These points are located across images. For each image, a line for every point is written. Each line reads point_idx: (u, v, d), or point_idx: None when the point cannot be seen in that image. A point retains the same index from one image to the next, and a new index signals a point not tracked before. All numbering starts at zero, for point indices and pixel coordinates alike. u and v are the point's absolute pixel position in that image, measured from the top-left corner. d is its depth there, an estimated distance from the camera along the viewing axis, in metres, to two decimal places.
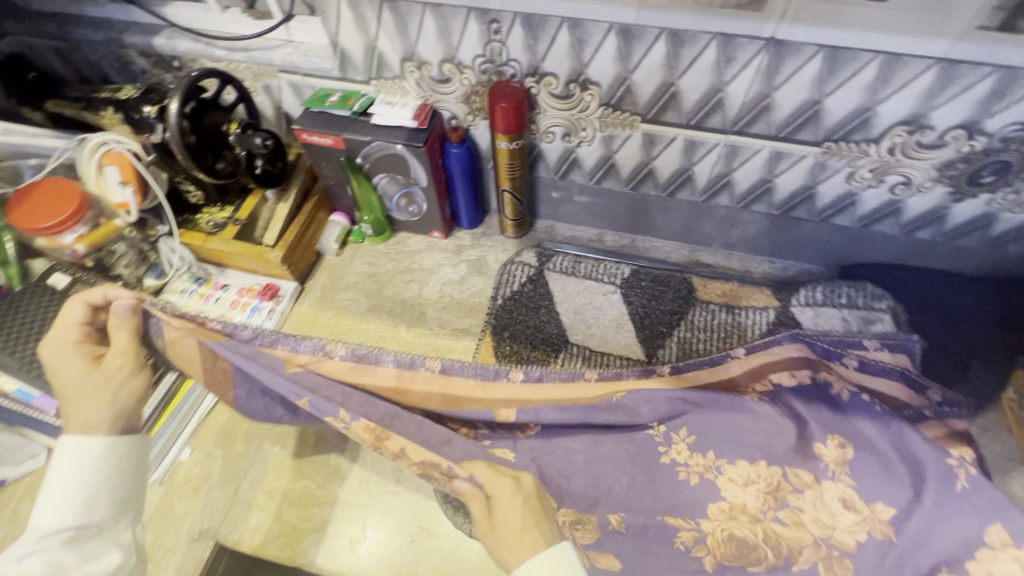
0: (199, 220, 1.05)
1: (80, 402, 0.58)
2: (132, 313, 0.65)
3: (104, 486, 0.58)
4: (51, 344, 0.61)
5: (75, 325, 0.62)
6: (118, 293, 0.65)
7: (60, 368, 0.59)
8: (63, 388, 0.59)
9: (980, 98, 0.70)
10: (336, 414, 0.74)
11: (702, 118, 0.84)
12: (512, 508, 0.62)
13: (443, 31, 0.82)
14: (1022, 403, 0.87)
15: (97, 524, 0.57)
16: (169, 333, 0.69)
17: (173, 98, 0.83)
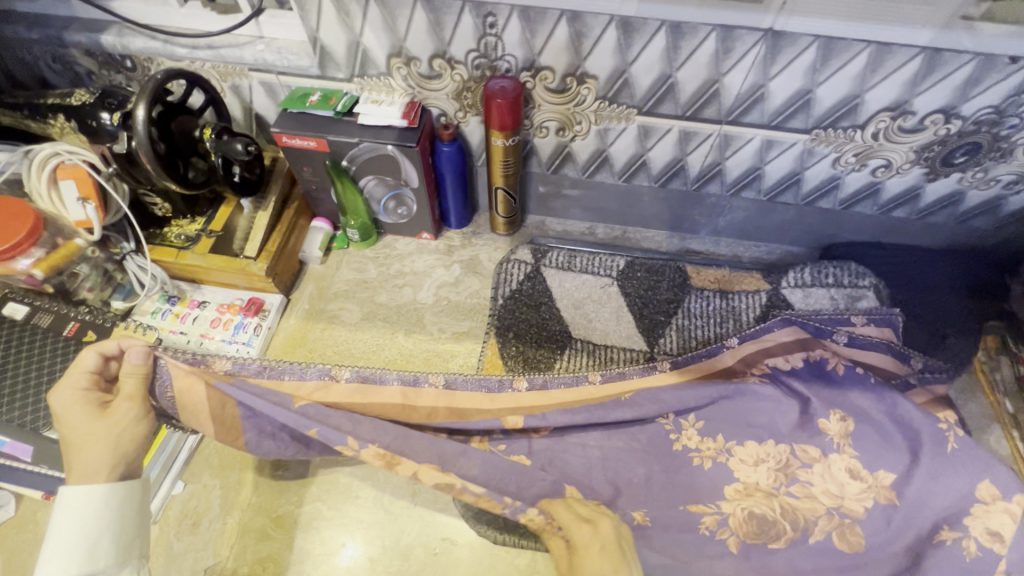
0: (168, 234, 0.97)
1: (83, 447, 0.59)
2: (144, 360, 0.69)
3: (108, 533, 0.58)
4: (61, 393, 0.63)
5: (86, 372, 0.65)
6: (131, 343, 0.69)
7: (67, 415, 0.62)
8: (67, 434, 0.61)
9: (959, 83, 0.74)
10: (344, 442, 0.74)
11: (697, 110, 0.85)
12: (590, 558, 0.65)
13: (434, 25, 0.79)
14: (991, 364, 0.94)
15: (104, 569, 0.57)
16: (176, 384, 0.71)
17: (140, 102, 0.75)
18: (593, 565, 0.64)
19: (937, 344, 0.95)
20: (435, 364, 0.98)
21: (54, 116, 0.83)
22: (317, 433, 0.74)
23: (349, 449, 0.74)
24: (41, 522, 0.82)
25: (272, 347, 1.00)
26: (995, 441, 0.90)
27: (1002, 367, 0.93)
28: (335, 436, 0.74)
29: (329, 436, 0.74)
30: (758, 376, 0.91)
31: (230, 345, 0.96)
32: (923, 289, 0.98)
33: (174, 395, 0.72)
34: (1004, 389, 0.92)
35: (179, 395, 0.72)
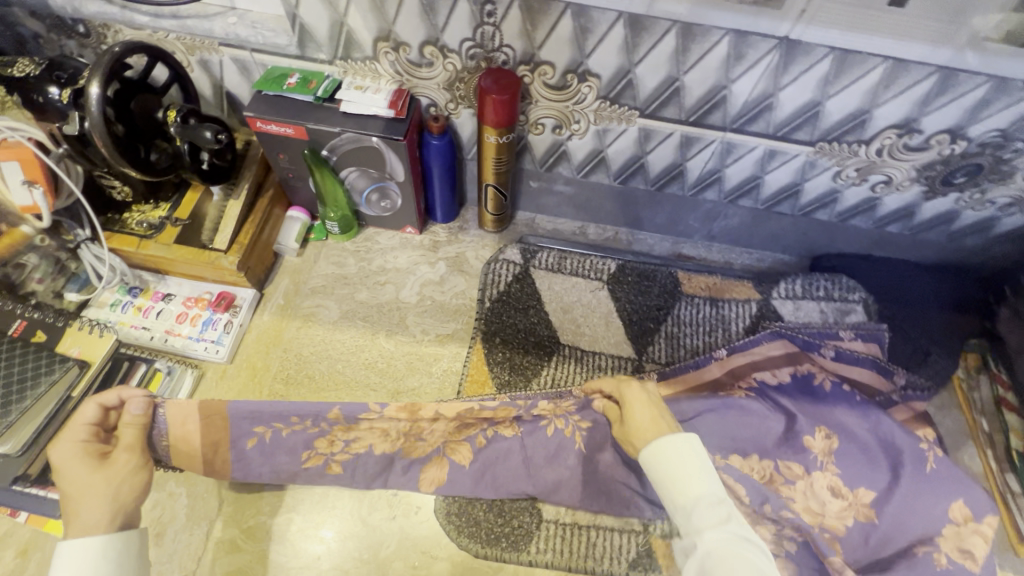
0: (128, 221, 0.89)
1: (83, 498, 0.57)
2: (142, 412, 0.67)
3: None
4: (61, 447, 0.61)
5: (86, 424, 0.63)
6: (132, 394, 0.68)
7: (66, 470, 0.59)
8: (63, 487, 0.58)
9: (969, 105, 0.72)
10: (369, 408, 0.76)
11: (701, 116, 0.81)
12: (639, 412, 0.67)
13: (427, 9, 0.72)
14: (969, 382, 0.96)
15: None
16: (173, 432, 0.70)
17: (94, 78, 0.67)
18: (640, 417, 0.66)
19: (920, 361, 0.95)
20: (417, 368, 0.94)
21: None
22: (339, 411, 0.76)
23: (372, 414, 0.76)
24: None
25: (243, 347, 0.93)
26: (969, 459, 0.92)
27: (981, 386, 0.95)
28: (354, 408, 0.76)
29: (350, 411, 0.76)
30: (745, 391, 0.90)
31: (197, 343, 0.90)
32: (911, 305, 0.98)
33: (169, 444, 0.71)
34: (981, 408, 0.93)
35: (175, 444, 0.71)
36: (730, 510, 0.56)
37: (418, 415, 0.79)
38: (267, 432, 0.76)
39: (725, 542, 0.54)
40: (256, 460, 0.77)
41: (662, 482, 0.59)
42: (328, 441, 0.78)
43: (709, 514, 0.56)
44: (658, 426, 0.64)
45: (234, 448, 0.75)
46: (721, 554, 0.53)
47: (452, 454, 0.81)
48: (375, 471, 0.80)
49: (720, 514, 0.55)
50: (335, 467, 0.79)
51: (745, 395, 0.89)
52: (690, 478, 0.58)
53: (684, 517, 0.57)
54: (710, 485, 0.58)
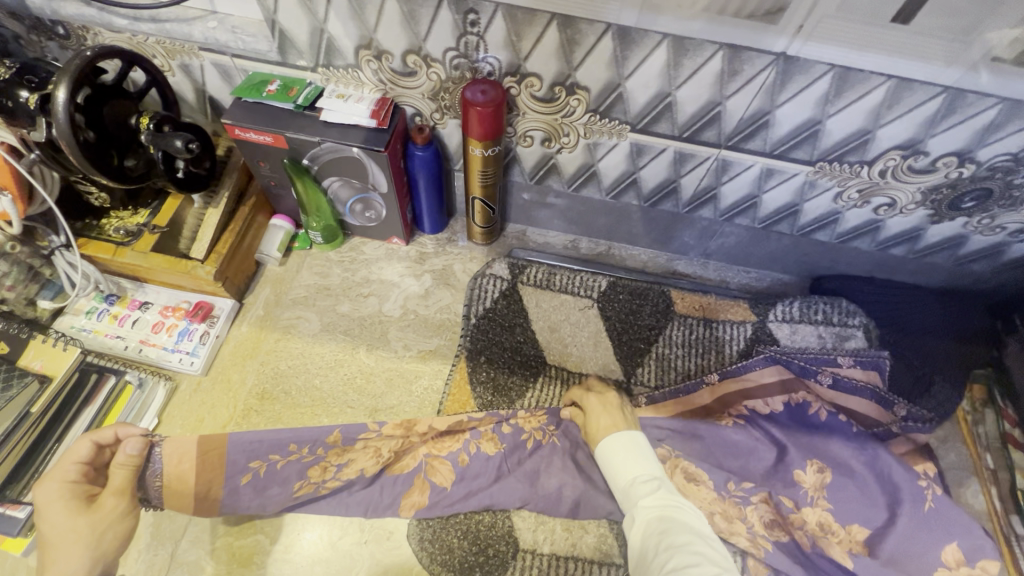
0: (106, 227, 0.87)
1: (64, 548, 0.59)
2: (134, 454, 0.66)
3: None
4: (47, 487, 0.62)
5: (78, 463, 0.64)
6: (129, 432, 0.67)
7: (49, 514, 0.60)
8: (45, 530, 0.60)
9: (979, 128, 0.68)
10: (366, 427, 0.80)
11: (696, 132, 0.77)
12: (606, 414, 0.77)
13: (408, 17, 0.69)
14: (975, 416, 0.91)
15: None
16: (168, 471, 0.70)
17: (61, 84, 0.65)
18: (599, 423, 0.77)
19: (922, 391, 0.91)
20: (396, 384, 0.91)
21: None
22: (339, 434, 0.79)
23: (370, 434, 0.80)
24: None
25: (220, 358, 0.91)
26: (971, 496, 0.87)
27: (986, 420, 0.90)
28: (354, 430, 0.80)
29: (349, 431, 0.80)
30: (734, 419, 0.87)
31: (172, 354, 0.88)
32: (914, 332, 0.94)
33: (162, 484, 0.70)
34: (986, 443, 0.89)
35: (169, 484, 0.70)
36: (661, 484, 0.68)
37: (415, 430, 0.82)
38: (261, 466, 0.76)
39: (656, 507, 0.65)
40: (248, 494, 0.75)
41: (612, 465, 0.71)
42: (321, 469, 0.78)
43: (644, 488, 0.68)
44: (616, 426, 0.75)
45: (226, 486, 0.74)
46: (654, 516, 0.64)
47: (431, 476, 0.80)
48: (359, 495, 0.79)
49: (651, 486, 0.68)
50: (326, 491, 0.78)
51: (733, 424, 0.86)
52: (627, 461, 0.71)
53: (626, 495, 0.69)
54: (646, 466, 0.70)
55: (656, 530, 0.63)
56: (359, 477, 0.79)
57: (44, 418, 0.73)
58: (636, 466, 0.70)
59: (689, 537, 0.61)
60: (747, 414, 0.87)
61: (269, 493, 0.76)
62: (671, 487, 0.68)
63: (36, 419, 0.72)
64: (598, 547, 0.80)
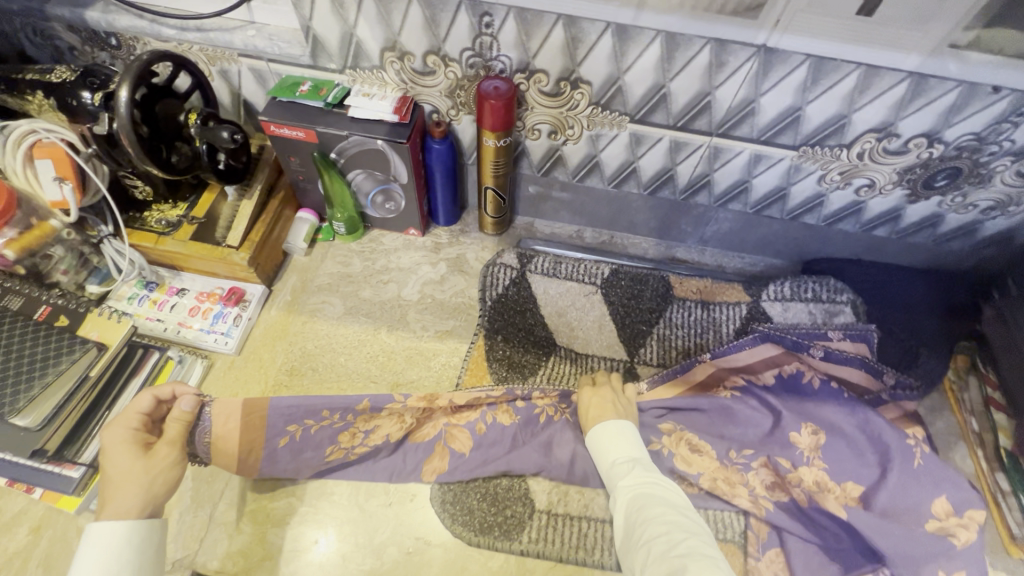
0: (148, 219, 0.95)
1: (121, 485, 0.64)
2: (184, 408, 0.72)
3: (124, 567, 0.60)
4: (113, 431, 0.69)
5: (139, 412, 0.71)
6: (184, 390, 0.74)
7: (113, 454, 0.66)
8: (108, 469, 0.66)
9: (942, 110, 0.76)
10: (393, 398, 0.83)
11: (688, 121, 0.85)
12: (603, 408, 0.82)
13: (430, 21, 0.78)
14: (960, 384, 0.97)
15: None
16: (216, 429, 0.76)
17: (124, 83, 0.73)
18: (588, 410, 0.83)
19: (910, 361, 0.97)
20: (416, 361, 0.97)
21: (32, 92, 0.80)
22: (369, 403, 0.82)
23: (396, 404, 0.83)
24: (3, 508, 0.78)
25: (251, 340, 0.97)
26: (960, 459, 0.92)
27: (970, 386, 0.96)
28: (383, 400, 0.83)
29: (378, 400, 0.83)
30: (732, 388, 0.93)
31: (208, 334, 0.94)
32: (900, 307, 1.00)
33: (210, 439, 0.76)
34: (971, 408, 0.95)
35: (215, 441, 0.76)
36: (637, 463, 0.74)
37: (435, 403, 0.85)
38: (297, 429, 0.81)
39: (633, 485, 0.70)
40: (285, 456, 0.82)
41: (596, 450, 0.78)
42: (351, 435, 0.83)
43: (621, 469, 0.73)
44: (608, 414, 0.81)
45: (266, 445, 0.80)
46: (632, 493, 0.70)
47: (451, 443, 0.86)
48: (386, 462, 0.85)
49: (627, 466, 0.73)
50: (355, 455, 0.84)
51: (731, 394, 0.92)
52: (608, 447, 0.76)
53: (608, 478, 0.74)
54: (625, 449, 0.76)
55: (634, 507, 0.68)
56: (385, 442, 0.84)
57: (97, 387, 0.79)
58: (616, 449, 0.76)
59: (663, 507, 0.66)
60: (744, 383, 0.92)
61: (303, 456, 0.82)
62: (647, 465, 0.74)
63: (92, 384, 0.78)
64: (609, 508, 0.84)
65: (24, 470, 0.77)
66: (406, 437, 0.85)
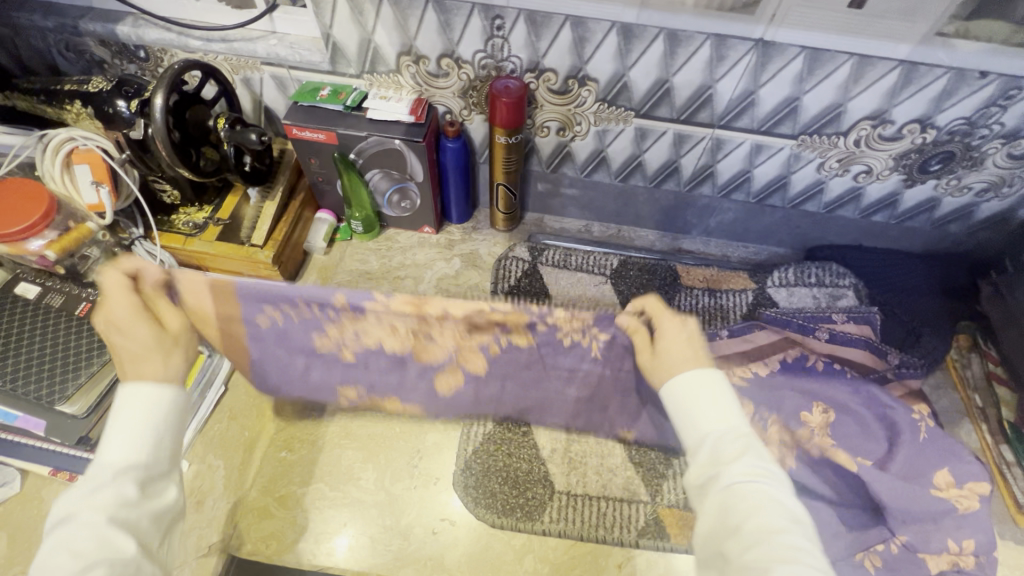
0: (176, 221, 0.99)
1: (150, 358, 0.60)
2: (157, 287, 0.63)
3: (170, 431, 0.57)
4: (112, 311, 0.61)
5: (126, 292, 0.62)
6: (152, 267, 0.64)
7: (126, 330, 0.61)
8: (123, 350, 0.61)
9: (933, 96, 0.79)
10: (371, 294, 0.65)
11: (691, 114, 0.89)
12: (678, 349, 0.67)
13: (444, 26, 0.83)
14: (963, 362, 1.00)
15: (158, 467, 0.56)
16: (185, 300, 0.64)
17: (158, 91, 0.78)
18: (672, 354, 0.67)
19: (913, 342, 1.00)
20: None
21: (70, 103, 0.85)
22: (344, 296, 0.65)
23: (377, 302, 0.65)
24: (46, 498, 0.81)
25: None
26: (965, 434, 0.95)
27: (972, 363, 0.99)
28: (361, 295, 0.65)
29: (358, 298, 0.65)
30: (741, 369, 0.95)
31: None
32: (902, 290, 1.04)
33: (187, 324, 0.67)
34: (974, 385, 0.98)
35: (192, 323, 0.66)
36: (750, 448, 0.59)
37: (425, 309, 0.66)
38: (275, 313, 0.67)
39: (750, 476, 0.57)
40: (268, 337, 0.71)
41: (688, 412, 0.63)
42: (337, 329, 0.70)
43: (732, 449, 0.59)
44: (690, 364, 0.65)
45: (245, 326, 0.69)
46: (746, 485, 0.56)
47: (464, 364, 0.74)
48: (389, 367, 0.76)
49: (739, 448, 0.59)
50: (347, 354, 0.74)
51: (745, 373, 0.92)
52: (708, 404, 0.62)
53: (709, 452, 0.60)
54: (732, 423, 0.61)
55: (749, 501, 0.55)
56: (385, 350, 0.73)
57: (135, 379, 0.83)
58: (718, 415, 0.62)
59: (787, 522, 0.54)
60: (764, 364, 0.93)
61: (288, 346, 0.74)
62: (759, 447, 0.60)
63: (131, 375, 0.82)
64: (626, 487, 0.86)
65: (67, 460, 0.80)
66: (409, 351, 0.73)
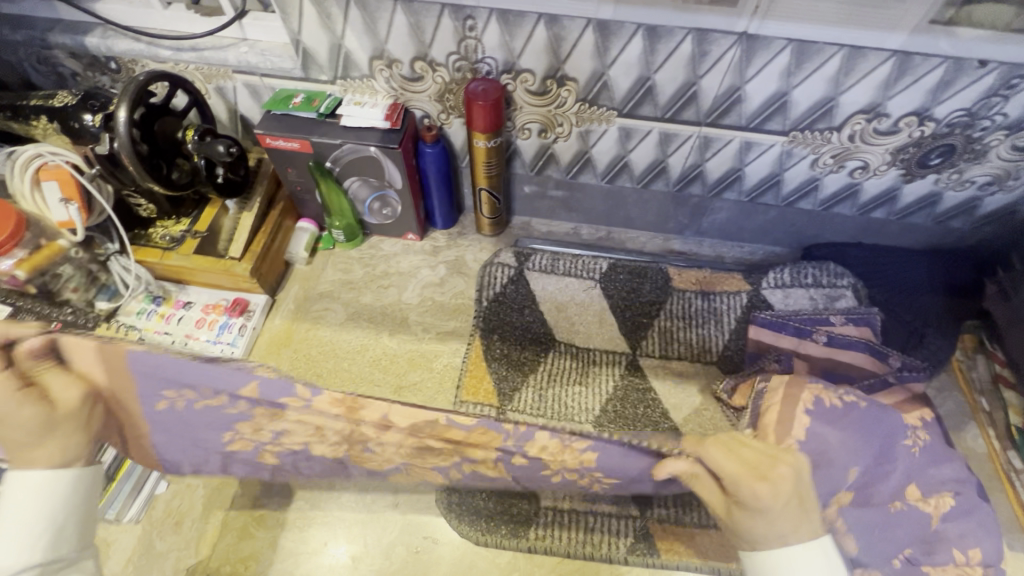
0: (153, 235, 0.97)
1: (50, 440, 0.53)
2: (44, 356, 0.55)
3: (72, 517, 0.53)
4: None
5: (1, 373, 0.52)
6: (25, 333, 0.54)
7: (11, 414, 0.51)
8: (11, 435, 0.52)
9: (930, 87, 0.75)
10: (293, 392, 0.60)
11: (676, 112, 0.86)
12: (764, 527, 0.54)
13: (414, 28, 0.80)
14: (969, 363, 0.96)
15: (63, 559, 0.53)
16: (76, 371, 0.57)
17: (122, 104, 0.76)
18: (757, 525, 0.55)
19: (916, 343, 0.96)
20: (419, 363, 0.98)
21: (36, 117, 0.83)
22: (257, 389, 0.59)
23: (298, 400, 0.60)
24: None
25: (257, 347, 1.00)
26: (971, 439, 0.92)
27: (978, 365, 0.95)
28: (278, 388, 0.59)
29: (269, 391, 0.59)
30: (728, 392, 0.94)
31: (214, 345, 0.97)
32: (904, 289, 1.00)
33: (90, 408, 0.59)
34: (981, 387, 0.94)
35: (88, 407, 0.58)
36: None
37: (359, 416, 0.61)
38: (177, 401, 0.61)
39: None
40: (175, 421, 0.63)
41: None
42: (252, 427, 0.64)
43: None
44: (791, 542, 0.54)
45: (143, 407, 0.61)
46: None
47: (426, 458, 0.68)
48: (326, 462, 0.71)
49: None
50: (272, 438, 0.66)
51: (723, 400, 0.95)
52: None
53: None
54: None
55: None
56: (315, 450, 0.68)
57: None
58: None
59: None
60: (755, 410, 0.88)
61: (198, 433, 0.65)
62: None
63: None
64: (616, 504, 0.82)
65: None
66: (348, 456, 0.70)
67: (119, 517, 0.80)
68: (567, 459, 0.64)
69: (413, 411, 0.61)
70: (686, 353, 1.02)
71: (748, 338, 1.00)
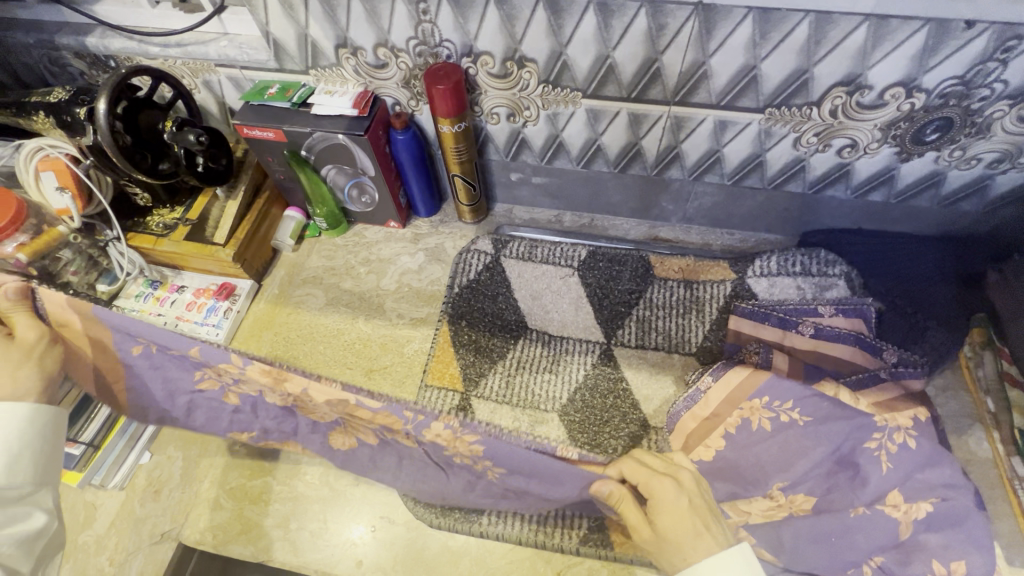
0: (149, 223, 1.03)
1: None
2: (20, 298, 0.64)
3: (27, 451, 0.58)
4: None
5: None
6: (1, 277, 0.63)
7: None
8: None
9: (913, 54, 0.69)
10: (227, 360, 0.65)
11: (642, 92, 0.82)
12: (679, 523, 0.60)
13: (372, 14, 0.81)
14: (977, 361, 0.88)
15: (19, 489, 0.58)
16: (53, 314, 0.65)
17: (102, 97, 0.80)
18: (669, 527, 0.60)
19: (916, 337, 0.88)
20: (390, 348, 1.00)
21: (36, 113, 0.90)
22: (199, 352, 0.64)
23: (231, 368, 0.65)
24: None
25: (242, 330, 1.05)
26: (975, 444, 0.84)
27: (985, 362, 0.87)
28: (217, 354, 0.65)
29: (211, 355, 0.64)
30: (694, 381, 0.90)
31: (201, 327, 1.02)
32: (904, 279, 0.92)
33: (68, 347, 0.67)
34: (987, 387, 0.86)
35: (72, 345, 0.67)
36: None
37: (285, 386, 0.66)
38: (150, 347, 0.67)
39: None
40: (142, 365, 0.71)
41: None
42: (216, 372, 0.68)
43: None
44: (705, 542, 0.58)
45: (117, 351, 0.69)
46: None
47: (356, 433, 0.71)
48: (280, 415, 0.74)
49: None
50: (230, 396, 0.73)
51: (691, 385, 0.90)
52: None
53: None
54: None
55: None
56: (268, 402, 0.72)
57: None
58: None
59: None
60: (705, 407, 0.85)
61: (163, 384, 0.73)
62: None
63: None
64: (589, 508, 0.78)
65: None
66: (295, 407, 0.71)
67: (104, 483, 0.86)
68: (461, 448, 0.66)
69: (326, 385, 0.65)
70: (664, 344, 0.98)
71: (728, 329, 0.95)
